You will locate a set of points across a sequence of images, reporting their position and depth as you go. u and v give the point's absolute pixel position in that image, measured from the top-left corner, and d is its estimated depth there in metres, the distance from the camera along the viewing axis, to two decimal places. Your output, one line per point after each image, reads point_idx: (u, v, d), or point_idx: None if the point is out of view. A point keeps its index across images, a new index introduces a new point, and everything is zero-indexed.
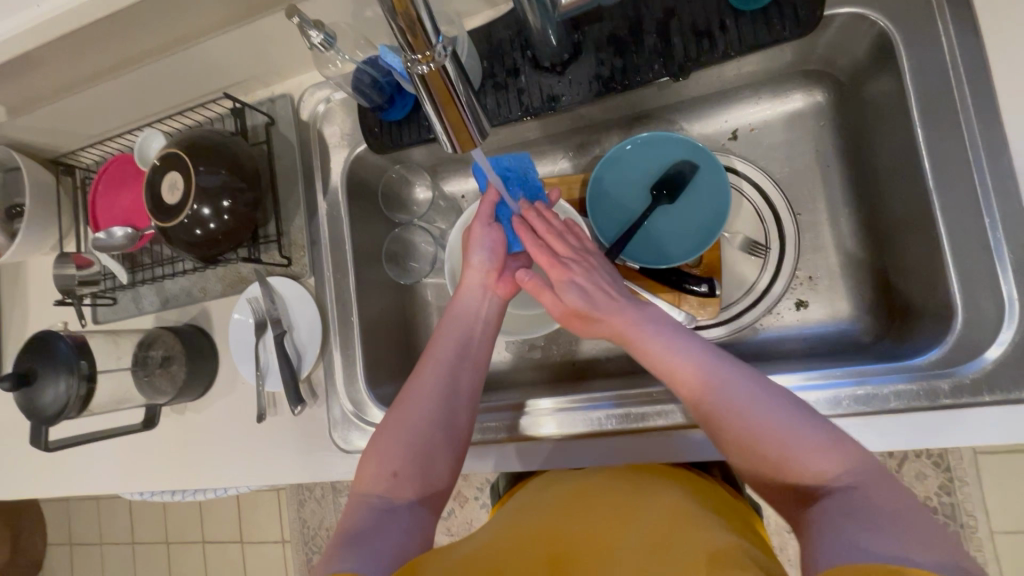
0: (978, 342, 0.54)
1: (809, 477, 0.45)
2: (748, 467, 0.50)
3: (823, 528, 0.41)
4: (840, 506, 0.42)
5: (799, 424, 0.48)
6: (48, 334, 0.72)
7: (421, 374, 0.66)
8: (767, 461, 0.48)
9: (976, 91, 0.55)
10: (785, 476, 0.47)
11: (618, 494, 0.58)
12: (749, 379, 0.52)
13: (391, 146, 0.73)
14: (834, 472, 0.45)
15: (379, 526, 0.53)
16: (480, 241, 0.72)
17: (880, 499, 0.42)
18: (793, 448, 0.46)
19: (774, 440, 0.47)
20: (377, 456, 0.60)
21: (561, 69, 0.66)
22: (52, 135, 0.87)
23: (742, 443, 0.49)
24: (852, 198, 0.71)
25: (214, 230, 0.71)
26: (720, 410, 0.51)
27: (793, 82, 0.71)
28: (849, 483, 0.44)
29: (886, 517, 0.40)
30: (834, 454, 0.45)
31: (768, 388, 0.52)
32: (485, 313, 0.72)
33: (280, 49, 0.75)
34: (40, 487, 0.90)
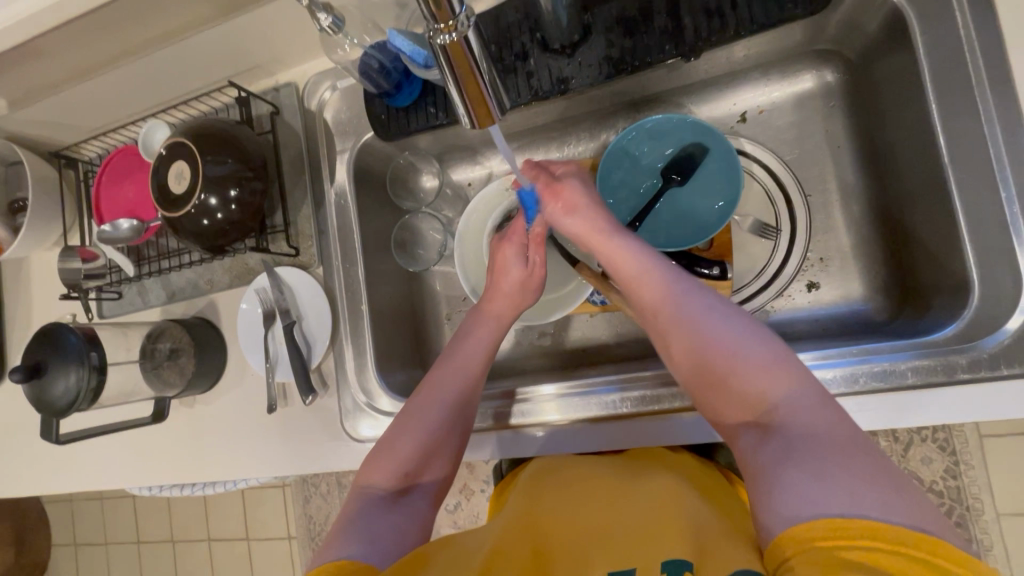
0: (997, 316, 0.54)
1: (754, 399, 0.48)
2: (702, 381, 0.52)
3: (764, 467, 0.43)
4: (778, 441, 0.43)
5: (752, 347, 0.50)
6: (58, 326, 0.72)
7: (435, 376, 0.65)
8: (717, 381, 0.50)
9: (991, 65, 0.55)
10: (737, 396, 0.49)
11: (618, 478, 0.58)
12: (712, 305, 0.55)
13: (398, 133, 0.72)
14: (780, 397, 0.46)
15: (381, 515, 0.53)
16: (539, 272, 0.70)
17: (820, 434, 0.42)
18: (741, 366, 0.49)
19: (724, 361, 0.50)
20: (385, 452, 0.59)
21: (571, 50, 0.66)
22: (54, 128, 0.86)
23: (695, 361, 0.53)
24: (863, 178, 0.71)
25: (222, 220, 0.70)
26: (678, 328, 0.55)
27: (803, 63, 0.71)
28: (789, 412, 0.45)
29: (822, 456, 0.40)
30: (776, 377, 0.47)
31: (730, 314, 0.54)
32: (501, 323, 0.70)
33: (285, 36, 0.74)
34: (49, 482, 0.90)
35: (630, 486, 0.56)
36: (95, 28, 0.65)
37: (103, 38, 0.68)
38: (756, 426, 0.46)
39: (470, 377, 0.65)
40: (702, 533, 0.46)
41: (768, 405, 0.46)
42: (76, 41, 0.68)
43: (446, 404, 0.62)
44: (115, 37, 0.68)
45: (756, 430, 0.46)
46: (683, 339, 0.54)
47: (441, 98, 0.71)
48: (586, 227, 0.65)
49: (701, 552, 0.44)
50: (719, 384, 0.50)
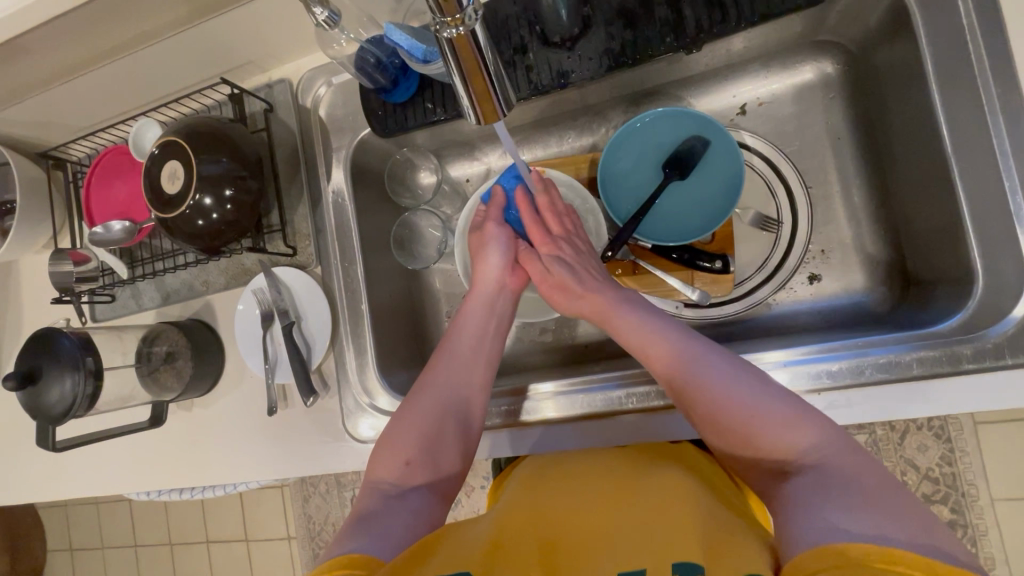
0: (1001, 305, 0.54)
1: (776, 453, 0.49)
2: (726, 441, 0.52)
3: (798, 505, 0.43)
4: (813, 483, 0.45)
5: (764, 399, 0.51)
6: (51, 331, 0.70)
7: (434, 367, 0.66)
8: (738, 441, 0.51)
9: (994, 56, 0.55)
10: (761, 453, 0.50)
11: (620, 476, 0.57)
12: (721, 362, 0.55)
13: (395, 129, 0.71)
14: (804, 445, 0.48)
15: (389, 510, 0.53)
16: (494, 240, 0.73)
17: (848, 474, 0.44)
18: (761, 424, 0.50)
19: (746, 416, 0.51)
20: (390, 446, 0.59)
21: (570, 43, 0.65)
22: (41, 127, 0.84)
23: (714, 423, 0.52)
24: (864, 170, 0.71)
25: (217, 220, 0.69)
26: (697, 391, 0.54)
27: (802, 55, 0.71)
28: (817, 458, 0.47)
29: (856, 494, 0.42)
30: (797, 427, 0.49)
31: (738, 366, 0.55)
32: (500, 307, 0.72)
33: (277, 32, 0.73)
34: (45, 489, 0.89)
35: (632, 484, 0.54)
36: (82, 25, 0.63)
37: (91, 35, 0.66)
38: (787, 477, 0.47)
39: (472, 363, 0.67)
40: (711, 528, 0.45)
41: (795, 454, 0.48)
42: (62, 40, 0.66)
43: (447, 392, 0.63)
44: (104, 34, 0.67)
45: (786, 481, 0.47)
46: (701, 402, 0.53)
47: (439, 94, 0.70)
48: (589, 307, 0.68)
49: (709, 551, 0.42)
50: (743, 441, 0.51)
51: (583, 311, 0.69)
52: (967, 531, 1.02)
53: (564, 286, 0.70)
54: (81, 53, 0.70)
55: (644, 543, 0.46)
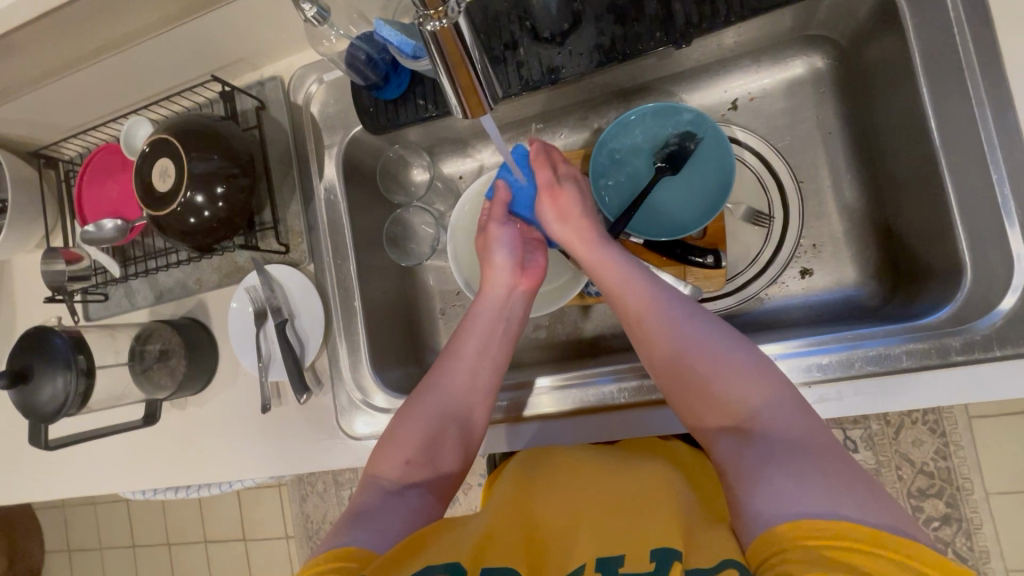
0: (989, 297, 0.54)
1: (735, 408, 0.49)
2: (682, 390, 0.54)
3: (749, 468, 0.44)
4: (761, 446, 0.45)
5: (728, 356, 0.52)
6: (43, 330, 0.70)
7: (439, 367, 0.66)
8: (697, 390, 0.52)
9: (981, 49, 0.55)
10: (713, 405, 0.51)
11: (611, 465, 0.57)
12: (698, 316, 0.56)
13: (387, 126, 0.71)
14: (761, 404, 0.48)
15: (386, 505, 0.53)
16: (500, 240, 0.71)
17: (793, 439, 0.45)
18: (718, 377, 0.51)
19: (705, 367, 0.52)
20: (390, 445, 0.60)
21: (561, 39, 0.65)
22: (32, 126, 0.84)
23: (677, 369, 0.54)
24: (855, 164, 0.71)
25: (209, 218, 0.69)
26: (661, 338, 0.56)
27: (793, 49, 0.71)
28: (769, 419, 0.47)
29: (800, 460, 0.43)
30: (759, 386, 0.49)
31: (714, 324, 0.56)
32: (510, 309, 0.69)
33: (268, 28, 0.72)
34: (39, 489, 0.89)
35: (623, 474, 0.55)
36: (71, 23, 0.63)
37: (81, 33, 0.66)
38: (738, 434, 0.48)
39: (480, 365, 0.66)
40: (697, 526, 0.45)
41: (749, 413, 0.48)
42: (51, 38, 0.65)
43: (450, 396, 0.63)
44: (94, 32, 0.67)
45: (732, 434, 0.48)
46: (670, 347, 0.55)
47: (430, 90, 0.70)
48: (572, 234, 0.67)
49: (697, 545, 0.42)
50: (700, 390, 0.52)
51: (567, 237, 0.67)
52: (961, 524, 1.02)
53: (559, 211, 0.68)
54: (71, 50, 0.70)
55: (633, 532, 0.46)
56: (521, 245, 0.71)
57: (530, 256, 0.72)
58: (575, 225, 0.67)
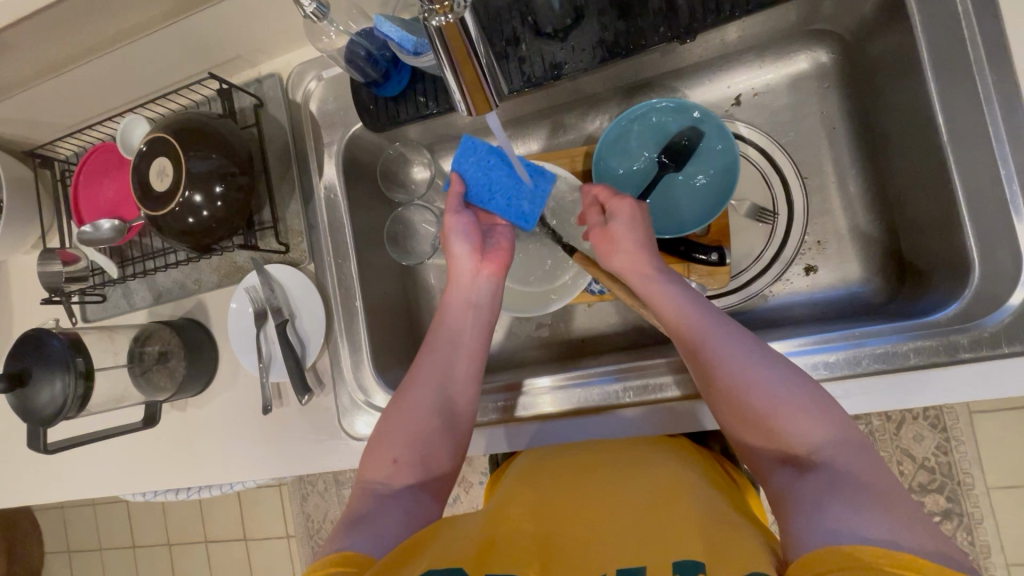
0: (997, 293, 0.54)
1: (796, 442, 0.47)
2: (739, 420, 0.51)
3: (805, 497, 0.42)
4: (824, 478, 0.43)
5: (790, 390, 0.49)
6: (41, 332, 0.69)
7: (422, 363, 0.65)
8: (756, 422, 0.49)
9: (988, 43, 0.54)
10: (774, 438, 0.48)
11: (618, 473, 0.56)
12: (752, 345, 0.54)
13: (387, 124, 0.71)
14: (825, 441, 0.46)
15: (380, 509, 0.52)
16: (457, 229, 0.70)
17: (862, 478, 0.42)
18: (781, 411, 0.48)
19: (766, 399, 0.49)
20: (380, 444, 0.59)
21: (563, 35, 0.64)
22: (27, 125, 0.83)
23: (734, 399, 0.51)
24: (859, 160, 0.71)
25: (208, 218, 0.68)
26: (718, 363, 0.53)
27: (796, 44, 0.70)
28: (832, 456, 0.45)
29: (863, 495, 0.41)
30: (821, 422, 0.47)
31: (768, 353, 0.53)
32: (481, 295, 0.70)
33: (265, 25, 0.71)
34: (39, 492, 0.88)
35: (629, 482, 0.54)
36: (65, 20, 0.62)
37: (75, 30, 0.65)
38: (797, 468, 0.46)
39: (459, 356, 0.66)
40: (712, 530, 0.44)
41: (811, 449, 0.46)
42: (45, 36, 0.64)
43: (424, 388, 0.62)
44: (88, 29, 0.65)
45: (794, 469, 0.46)
46: (728, 376, 0.52)
47: (431, 87, 0.69)
48: (629, 264, 0.64)
49: (713, 552, 0.41)
50: (760, 423, 0.49)
51: (623, 268, 0.65)
52: (962, 520, 1.02)
53: (613, 239, 0.65)
54: (66, 47, 0.68)
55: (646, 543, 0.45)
56: (477, 231, 0.71)
57: (491, 240, 0.73)
58: (627, 254, 0.64)
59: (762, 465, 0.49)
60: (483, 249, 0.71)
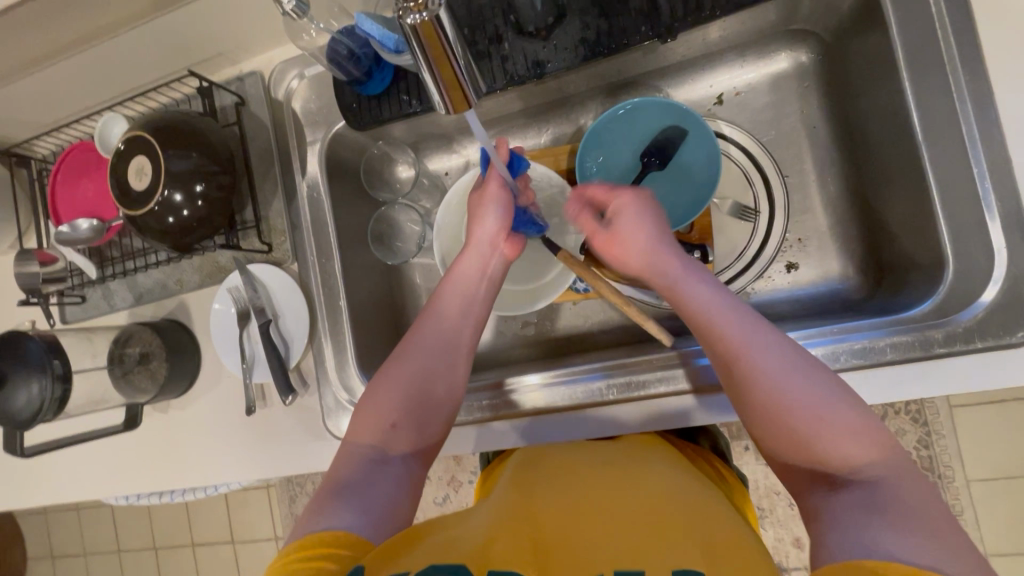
0: (972, 288, 0.55)
1: (837, 464, 0.45)
2: (774, 433, 0.48)
3: (835, 516, 0.41)
4: (861, 496, 0.42)
5: (833, 408, 0.47)
6: (17, 334, 0.68)
7: (424, 326, 0.64)
8: (795, 440, 0.47)
9: (962, 44, 0.55)
10: (811, 454, 0.46)
11: (615, 471, 0.55)
12: (797, 359, 0.50)
13: (370, 122, 0.70)
14: (863, 460, 0.44)
15: (372, 479, 0.52)
16: (493, 199, 0.68)
17: (904, 498, 0.41)
18: (824, 430, 0.46)
19: (809, 419, 0.46)
20: (371, 406, 0.58)
21: (545, 33, 0.64)
22: (2, 123, 0.81)
23: (771, 418, 0.48)
24: (839, 158, 0.71)
25: (188, 217, 0.67)
26: (757, 376, 0.50)
27: (776, 43, 0.71)
28: (872, 475, 0.43)
29: (905, 519, 0.39)
30: (865, 444, 0.45)
31: (809, 365, 0.50)
32: (490, 270, 0.67)
33: (246, 22, 0.71)
34: (18, 496, 0.87)
35: (627, 478, 0.54)
36: (41, 15, 0.61)
37: (50, 25, 0.64)
38: (830, 485, 0.44)
39: (462, 327, 0.65)
40: (706, 533, 0.45)
41: (853, 470, 0.44)
42: (18, 31, 0.63)
43: (431, 353, 0.62)
44: (65, 23, 0.64)
45: (828, 487, 0.44)
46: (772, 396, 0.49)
47: (414, 85, 0.69)
48: (648, 265, 0.62)
49: (710, 561, 0.42)
50: (799, 442, 0.47)
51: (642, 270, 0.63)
52: None
53: (625, 246, 0.63)
54: (42, 44, 0.67)
55: (638, 537, 0.45)
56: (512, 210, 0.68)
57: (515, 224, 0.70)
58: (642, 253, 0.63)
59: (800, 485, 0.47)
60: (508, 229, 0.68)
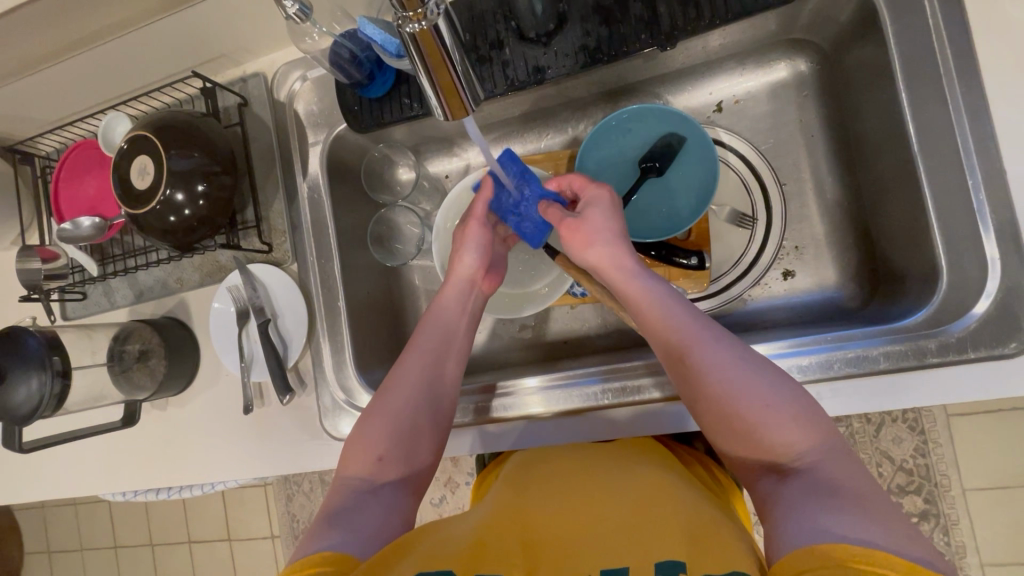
0: (966, 299, 0.55)
1: (780, 453, 0.46)
2: (724, 427, 0.49)
3: (787, 504, 0.43)
4: (807, 486, 0.43)
5: (779, 397, 0.48)
6: (17, 329, 0.68)
7: (406, 360, 0.64)
8: (740, 433, 0.48)
9: (959, 56, 0.56)
10: (760, 447, 0.47)
11: (604, 475, 0.56)
12: (742, 352, 0.52)
13: (371, 124, 0.71)
14: (808, 448, 0.45)
15: (362, 507, 0.53)
16: (473, 239, 0.69)
17: (846, 484, 0.42)
18: (769, 421, 0.47)
19: (756, 411, 0.47)
20: (359, 441, 0.58)
21: (546, 39, 0.64)
22: (7, 120, 0.82)
23: (717, 414, 0.50)
24: (837, 168, 0.72)
25: (189, 217, 0.68)
26: (704, 373, 0.51)
27: (776, 52, 0.71)
28: (817, 464, 0.45)
29: (849, 502, 0.40)
30: (807, 430, 0.46)
31: (754, 359, 0.51)
32: (471, 307, 0.70)
33: (251, 24, 0.71)
34: (16, 490, 0.87)
35: (616, 480, 0.55)
36: (47, 15, 0.62)
37: (56, 24, 0.64)
38: (781, 476, 0.45)
39: (445, 360, 0.65)
40: (690, 524, 0.46)
41: (796, 456, 0.46)
42: (25, 30, 0.64)
43: (416, 384, 0.62)
44: (72, 23, 0.65)
45: (779, 477, 0.46)
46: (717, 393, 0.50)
47: (415, 89, 0.69)
48: (602, 262, 0.62)
49: (694, 552, 0.42)
50: (744, 434, 0.48)
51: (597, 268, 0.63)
52: (939, 521, 1.04)
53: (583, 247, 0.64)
54: (47, 43, 0.68)
55: (625, 539, 0.46)
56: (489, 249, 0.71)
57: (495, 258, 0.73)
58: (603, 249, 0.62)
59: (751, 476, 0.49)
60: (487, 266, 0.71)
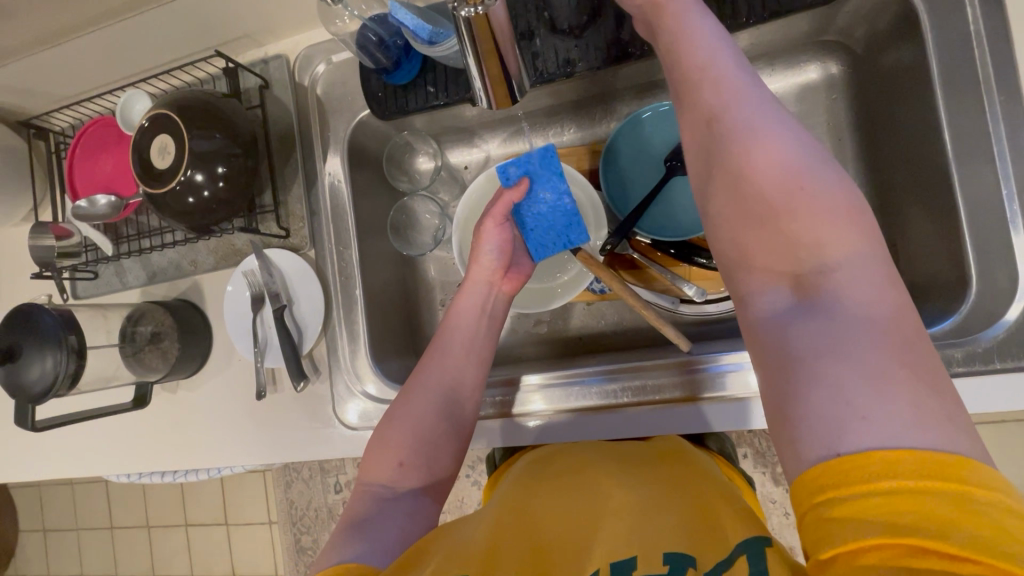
0: (995, 307, 0.55)
1: (805, 252, 0.43)
2: (751, 215, 0.46)
3: (800, 355, 0.37)
4: (823, 319, 0.38)
5: (819, 201, 0.43)
6: (33, 307, 0.68)
7: (429, 361, 0.65)
8: (769, 223, 0.45)
9: (998, 65, 0.55)
10: (783, 243, 0.44)
11: (613, 470, 0.56)
12: (815, 158, 0.46)
13: (396, 113, 0.70)
14: (839, 258, 0.41)
15: (383, 514, 0.52)
16: (491, 240, 0.69)
17: (873, 314, 0.37)
18: (803, 220, 0.43)
19: (787, 207, 0.44)
20: (380, 448, 0.59)
21: (578, 32, 0.64)
22: (24, 94, 0.81)
23: (745, 194, 0.47)
24: (863, 172, 0.71)
25: (208, 199, 0.67)
26: (745, 156, 0.47)
27: (808, 54, 0.71)
28: (845, 276, 0.40)
29: (885, 359, 0.35)
30: (844, 240, 0.42)
31: (818, 164, 0.45)
32: (490, 308, 0.70)
33: (277, 4, 0.70)
34: (21, 467, 0.87)
35: (627, 478, 0.54)
36: None
37: None
38: (796, 279, 0.42)
39: (465, 362, 0.65)
40: (699, 522, 0.46)
41: (821, 260, 0.41)
42: None
43: (437, 389, 0.62)
44: None
45: (791, 284, 0.42)
46: (759, 176, 0.46)
47: (441, 78, 0.68)
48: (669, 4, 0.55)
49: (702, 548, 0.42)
50: (772, 226, 0.45)
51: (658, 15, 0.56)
52: None
53: None
54: None
55: (637, 531, 0.46)
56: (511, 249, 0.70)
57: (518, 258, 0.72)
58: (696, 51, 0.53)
59: (747, 272, 0.46)
60: (507, 266, 0.71)
